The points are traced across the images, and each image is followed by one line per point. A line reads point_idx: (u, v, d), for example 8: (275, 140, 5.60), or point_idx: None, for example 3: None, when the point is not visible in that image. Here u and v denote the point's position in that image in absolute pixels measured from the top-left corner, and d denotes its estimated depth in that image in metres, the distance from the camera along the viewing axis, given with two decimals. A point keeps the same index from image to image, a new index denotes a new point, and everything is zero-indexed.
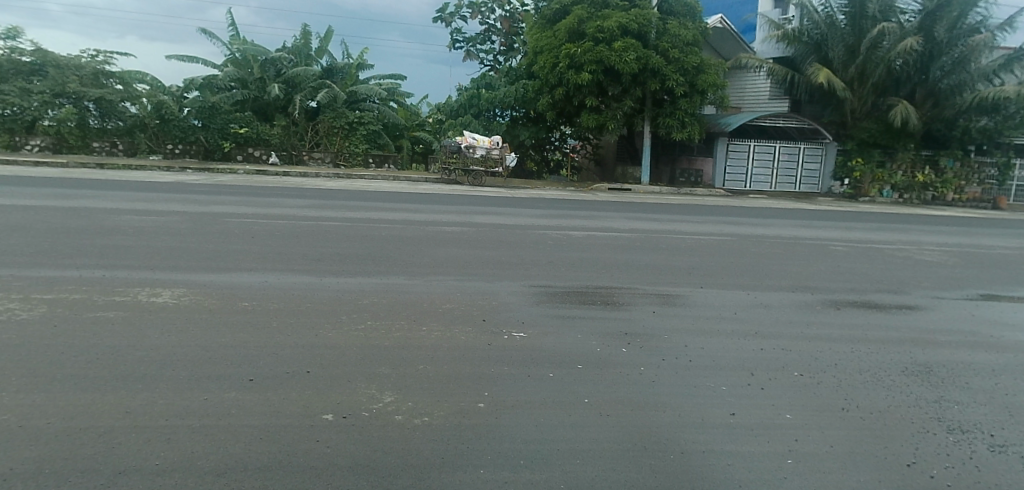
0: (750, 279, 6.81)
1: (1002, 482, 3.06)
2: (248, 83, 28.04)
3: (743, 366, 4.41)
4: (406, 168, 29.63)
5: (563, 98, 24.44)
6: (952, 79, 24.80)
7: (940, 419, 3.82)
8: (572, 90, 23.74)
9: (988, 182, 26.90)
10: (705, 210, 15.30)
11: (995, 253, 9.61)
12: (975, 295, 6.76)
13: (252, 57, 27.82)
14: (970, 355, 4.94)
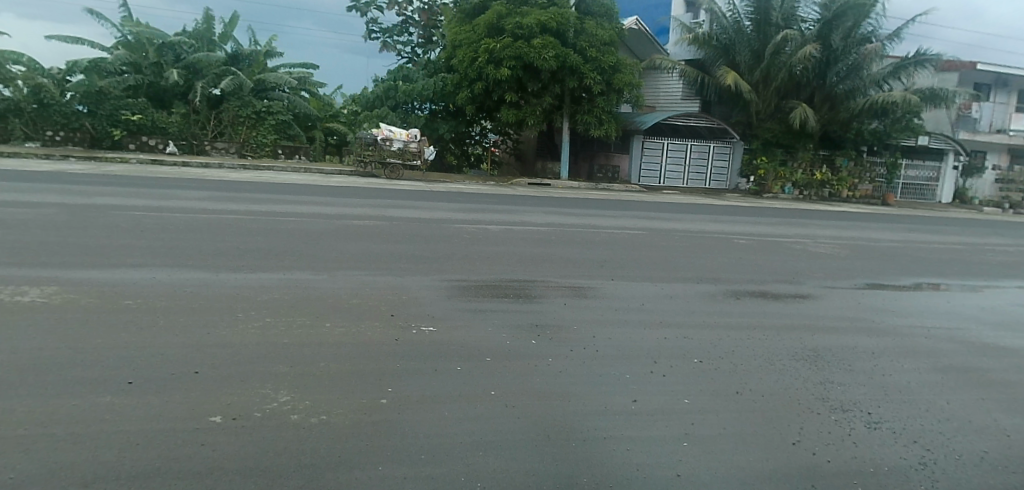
0: (660, 271, 7.04)
1: (872, 460, 3.55)
2: (143, 68, 26.37)
3: (647, 354, 4.55)
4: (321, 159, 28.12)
5: (482, 92, 24.52)
6: (847, 85, 26.85)
7: (825, 399, 4.22)
8: (491, 85, 23.90)
9: (878, 180, 29.40)
10: (620, 205, 15.76)
11: (878, 245, 10.49)
12: (861, 283, 7.34)
13: (147, 40, 25.99)
14: (852, 340, 5.37)
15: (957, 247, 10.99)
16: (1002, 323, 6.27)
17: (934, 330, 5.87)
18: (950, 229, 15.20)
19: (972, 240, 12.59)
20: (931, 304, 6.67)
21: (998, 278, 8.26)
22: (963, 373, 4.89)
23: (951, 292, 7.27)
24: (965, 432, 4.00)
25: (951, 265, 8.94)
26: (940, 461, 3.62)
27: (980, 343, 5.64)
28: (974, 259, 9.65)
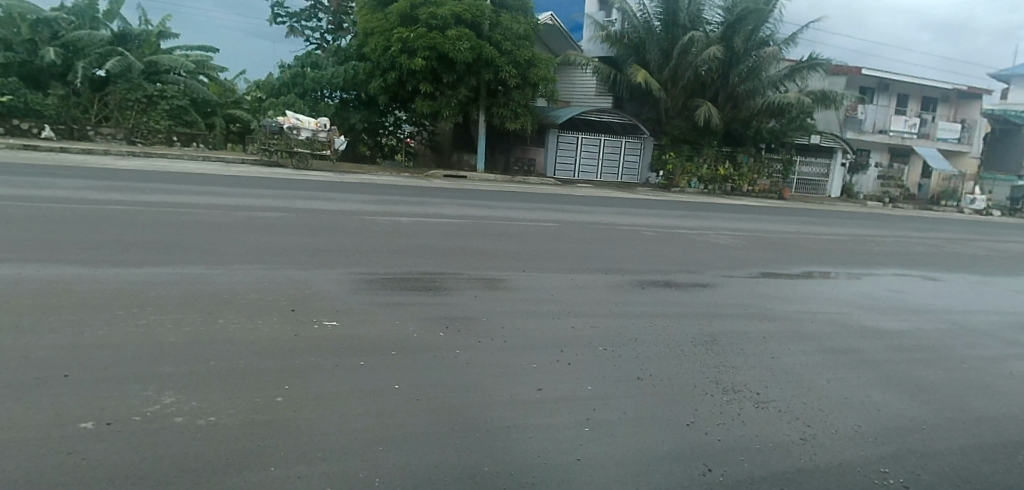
0: (570, 263, 7.20)
1: (756, 439, 3.85)
2: (14, 44, 24.35)
3: (553, 344, 4.64)
4: (222, 147, 26.86)
5: (395, 82, 24.20)
6: (748, 85, 28.37)
7: (718, 381, 4.52)
8: (405, 75, 23.65)
9: (775, 175, 31.53)
10: (535, 197, 15.99)
11: (773, 236, 11.19)
12: (756, 272, 7.80)
13: (16, 14, 24.34)
14: (745, 325, 5.73)
15: (842, 238, 11.90)
16: (877, 307, 6.89)
17: (818, 314, 6.37)
18: (838, 222, 16.44)
19: (855, 232, 13.67)
20: (817, 291, 7.21)
21: (876, 266, 9.05)
22: (841, 353, 5.38)
23: (835, 279, 7.87)
24: (839, 407, 4.43)
25: (837, 255, 9.69)
26: (818, 435, 4.01)
27: (857, 326, 6.19)
28: (856, 249, 10.50)
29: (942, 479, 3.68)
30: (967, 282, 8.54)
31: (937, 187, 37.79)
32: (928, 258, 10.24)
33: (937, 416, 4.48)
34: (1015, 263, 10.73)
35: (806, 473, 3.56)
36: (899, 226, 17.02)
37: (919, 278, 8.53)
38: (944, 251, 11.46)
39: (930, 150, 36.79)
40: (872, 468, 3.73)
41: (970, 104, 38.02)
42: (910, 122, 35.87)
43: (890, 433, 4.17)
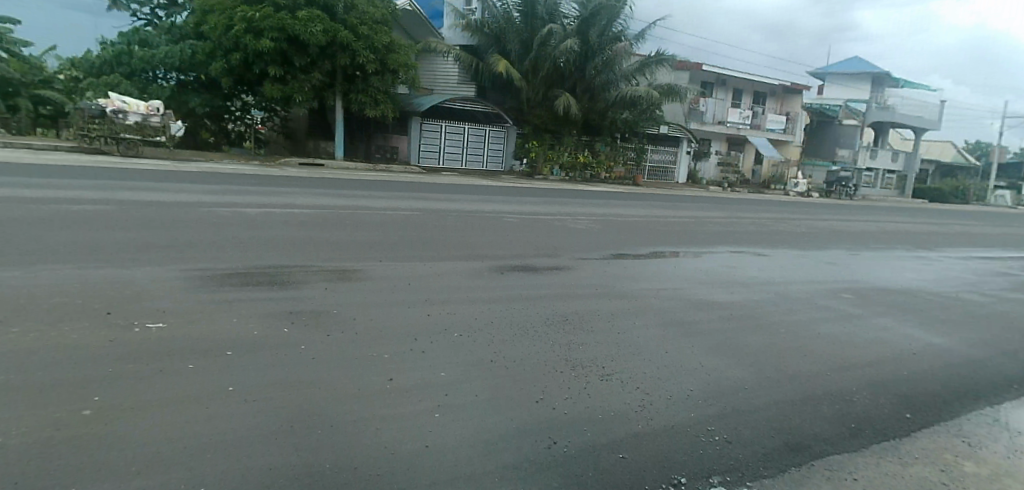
0: (429, 251, 7.20)
1: (600, 413, 4.19)
2: None
3: (407, 332, 4.64)
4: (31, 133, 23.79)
5: (240, 65, 22.92)
6: (603, 77, 29.93)
7: (568, 360, 4.85)
8: (251, 57, 22.44)
9: (630, 163, 33.83)
10: (398, 186, 15.89)
11: (625, 220, 11.91)
12: (608, 254, 8.27)
13: None
14: (596, 303, 6.12)
15: (684, 220, 12.92)
16: (715, 281, 7.60)
17: (662, 290, 6.91)
18: (681, 206, 17.82)
19: (695, 214, 14.91)
20: (663, 269, 7.81)
21: (714, 244, 9.95)
22: (679, 325, 5.95)
23: (678, 258, 8.57)
24: (677, 374, 5.01)
25: (681, 236, 10.53)
26: (655, 404, 4.49)
27: (696, 299, 6.82)
28: (697, 230, 11.47)
29: (757, 433, 4.41)
30: (789, 256, 9.65)
31: (767, 173, 42.17)
32: (756, 236, 11.42)
33: (757, 377, 5.23)
34: (824, 238, 12.26)
35: (645, 438, 4.05)
36: (732, 208, 18.82)
37: (750, 254, 9.52)
38: (771, 229, 12.84)
39: (761, 140, 40.75)
40: (702, 427, 4.35)
41: (793, 98, 43.07)
42: (745, 114, 39.78)
43: (718, 394, 4.84)
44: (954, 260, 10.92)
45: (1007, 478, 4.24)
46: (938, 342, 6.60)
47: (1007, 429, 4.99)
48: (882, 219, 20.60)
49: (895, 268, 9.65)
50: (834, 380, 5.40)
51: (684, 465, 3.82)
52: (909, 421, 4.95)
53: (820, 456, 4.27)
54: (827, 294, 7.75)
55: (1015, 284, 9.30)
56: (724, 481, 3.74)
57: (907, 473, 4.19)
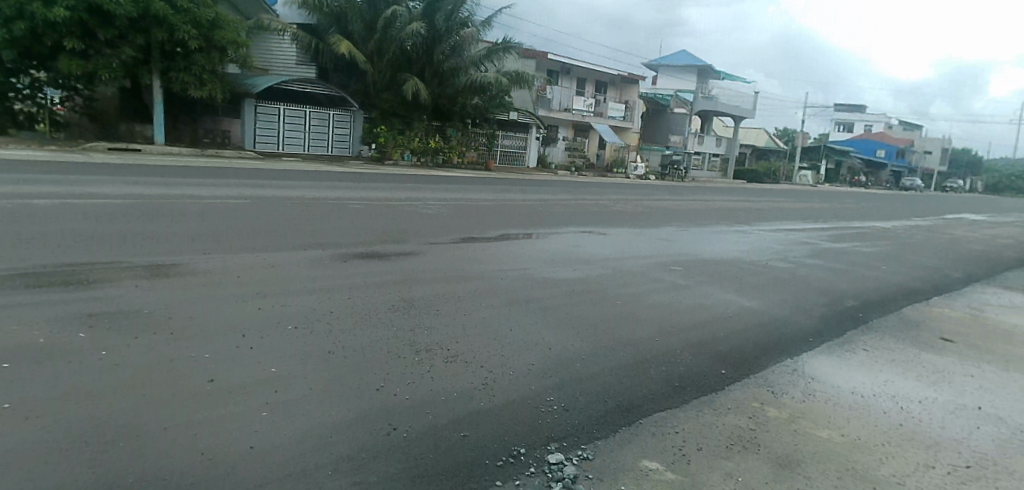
0: (263, 242, 7.10)
1: (438, 391, 4.40)
2: None
3: (235, 330, 4.66)
4: None
5: (27, 35, 20.48)
6: (451, 63, 30.18)
7: (412, 345, 5.06)
8: (42, 27, 20.21)
9: (482, 148, 34.35)
10: (231, 172, 14.97)
11: (475, 204, 12.16)
12: (458, 238, 8.51)
13: None
14: (438, 288, 6.45)
15: (533, 203, 13.43)
16: (557, 259, 8.11)
17: (509, 270, 7.37)
18: (528, 189, 18.51)
19: (541, 197, 15.61)
20: (511, 251, 8.20)
21: (560, 225, 10.48)
22: (520, 304, 6.44)
23: (527, 239, 8.96)
24: (517, 351, 5.37)
25: (532, 218, 10.96)
26: (496, 379, 4.77)
27: (539, 277, 7.32)
28: (545, 212, 11.98)
29: (592, 399, 4.76)
30: (629, 234, 10.38)
31: (610, 156, 44.59)
32: (599, 216, 12.18)
33: (592, 348, 5.73)
34: (660, 216, 13.31)
35: (486, 413, 4.20)
36: (577, 191, 19.89)
37: (593, 233, 10.13)
38: (611, 209, 13.79)
39: (603, 126, 43.55)
40: (542, 398, 4.61)
41: (631, 88, 46.21)
42: (589, 102, 42.00)
43: (556, 367, 5.21)
44: (765, 232, 12.37)
45: (800, 419, 4.90)
46: (750, 304, 7.49)
47: (803, 376, 5.78)
48: (708, 198, 22.91)
49: (719, 241, 10.75)
50: (660, 345, 6.02)
51: (525, 436, 4.01)
52: (725, 375, 5.60)
53: (646, 415, 4.67)
54: (660, 267, 8.46)
55: (813, 251, 10.73)
56: (561, 447, 3.96)
57: (721, 422, 4.70)
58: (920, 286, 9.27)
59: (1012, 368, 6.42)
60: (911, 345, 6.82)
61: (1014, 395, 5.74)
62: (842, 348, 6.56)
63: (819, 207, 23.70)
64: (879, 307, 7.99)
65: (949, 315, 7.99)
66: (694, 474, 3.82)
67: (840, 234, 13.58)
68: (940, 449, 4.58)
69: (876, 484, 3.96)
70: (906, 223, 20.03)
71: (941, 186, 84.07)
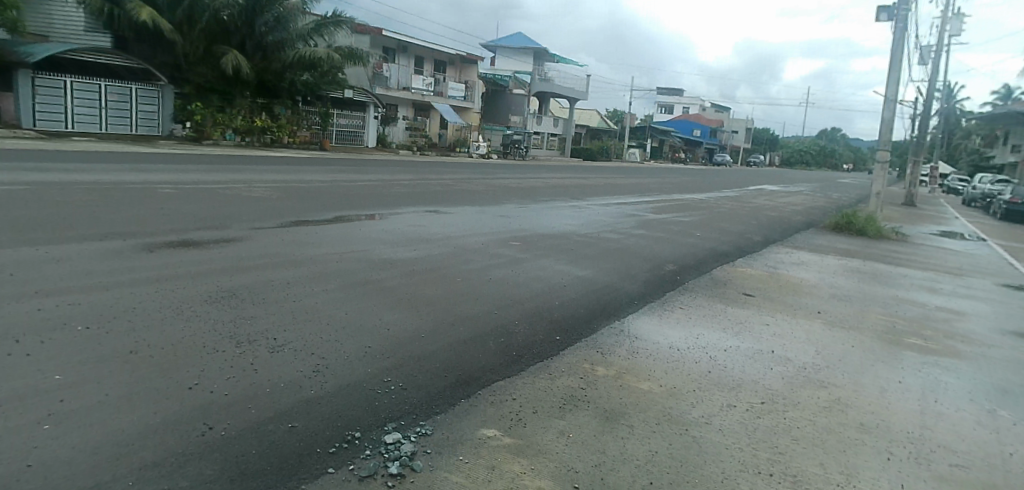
0: (53, 233, 6.37)
1: (262, 381, 4.19)
2: None
3: (6, 335, 4.12)
4: None
5: None
6: (275, 36, 29.48)
7: (232, 337, 4.77)
8: None
9: (314, 127, 33.64)
10: (8, 154, 13.09)
11: (306, 186, 11.72)
12: (287, 222, 8.40)
13: None
14: (261, 275, 6.25)
15: (370, 184, 13.19)
16: (394, 241, 8.17)
17: (343, 254, 7.39)
18: (364, 169, 18.26)
19: (377, 176, 15.47)
20: (347, 236, 8.10)
21: (399, 206, 10.46)
22: (354, 288, 6.37)
23: (364, 221, 8.98)
24: (352, 335, 5.25)
25: (368, 199, 10.85)
26: (329, 364, 4.63)
27: (375, 260, 7.34)
28: (383, 192, 11.86)
29: (429, 376, 4.78)
30: (469, 212, 10.60)
31: (452, 136, 45.17)
32: (441, 196, 12.28)
33: (431, 325, 5.77)
34: (498, 194, 13.74)
35: (318, 402, 4.05)
36: (412, 170, 19.91)
37: (435, 213, 10.23)
38: (448, 187, 14.02)
39: (444, 106, 43.75)
40: (378, 380, 4.54)
41: (469, 68, 47.06)
42: (427, 81, 41.83)
43: (393, 348, 5.16)
44: (597, 206, 13.24)
45: (625, 374, 5.32)
46: (582, 273, 7.98)
47: (628, 336, 6.26)
48: (542, 175, 24.12)
49: (556, 216, 11.30)
50: (497, 317, 6.23)
51: (360, 419, 3.93)
52: (558, 341, 5.91)
53: (484, 386, 4.78)
54: (499, 243, 8.74)
55: (639, 223, 11.64)
56: (398, 426, 3.94)
57: (554, 385, 4.95)
58: (730, 249, 10.42)
59: (799, 314, 7.48)
60: (720, 301, 7.68)
61: (798, 338, 6.68)
62: (662, 308, 7.22)
63: (641, 182, 25.85)
64: (694, 270, 8.88)
65: (750, 274, 9.09)
66: (528, 436, 3.99)
67: (662, 206, 14.88)
68: (740, 390, 5.20)
69: (687, 427, 4.40)
70: (714, 194, 22.52)
71: (747, 162, 95.28)
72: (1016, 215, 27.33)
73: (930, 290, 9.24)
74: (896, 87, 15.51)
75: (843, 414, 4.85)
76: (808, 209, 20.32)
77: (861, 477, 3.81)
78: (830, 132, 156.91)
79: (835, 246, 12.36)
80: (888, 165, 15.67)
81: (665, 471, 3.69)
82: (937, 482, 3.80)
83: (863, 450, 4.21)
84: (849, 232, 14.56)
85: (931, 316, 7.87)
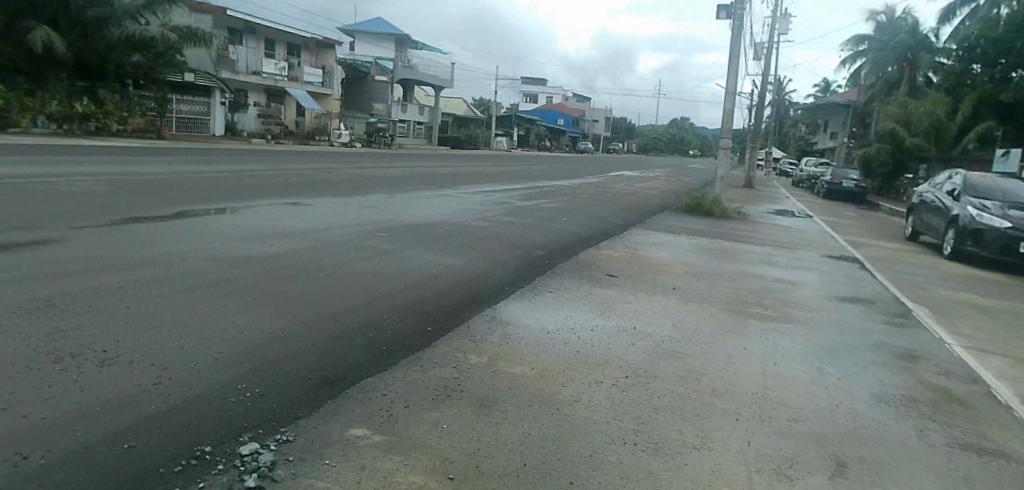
0: None
1: (91, 399, 3.65)
2: None
3: None
4: None
5: None
6: (97, 11, 27.25)
7: (51, 353, 4.13)
8: None
9: (149, 113, 30.22)
10: None
11: (141, 179, 10.57)
12: (119, 220, 7.52)
13: None
14: (88, 280, 5.52)
15: (218, 175, 12.19)
16: (247, 237, 7.60)
17: (190, 253, 6.73)
18: (209, 159, 16.85)
19: (226, 167, 14.34)
20: (193, 234, 7.42)
21: (253, 199, 9.76)
22: (202, 289, 5.80)
23: (212, 217, 8.27)
24: (201, 341, 4.76)
25: (216, 192, 10.01)
26: (173, 375, 4.15)
27: (227, 258, 6.76)
28: (234, 185, 11.01)
29: (291, 379, 4.44)
30: (331, 203, 10.13)
31: (310, 124, 42.42)
32: (300, 187, 11.63)
33: (292, 324, 5.40)
34: (362, 184, 13.28)
35: (161, 417, 3.60)
36: (265, 160, 18.71)
37: (293, 205, 9.65)
38: (307, 178, 13.34)
39: (299, 92, 41.64)
40: (231, 388, 4.13)
41: (327, 53, 44.98)
42: (280, 65, 39.65)
43: (248, 352, 4.74)
44: (465, 195, 13.23)
45: (498, 360, 5.31)
46: (451, 262, 7.89)
47: (500, 321, 6.28)
48: (407, 164, 23.76)
49: (425, 205, 11.13)
50: (364, 312, 5.96)
51: (212, 432, 3.54)
52: (430, 332, 5.77)
53: (352, 384, 4.53)
54: (365, 235, 8.43)
55: (508, 210, 11.77)
56: (256, 435, 3.59)
57: (427, 377, 4.81)
58: (594, 234, 10.86)
59: (658, 292, 7.94)
60: (585, 283, 7.95)
61: (658, 313, 7.09)
62: (533, 293, 7.33)
63: (506, 170, 26.31)
64: (561, 254, 9.12)
65: (613, 255, 9.52)
66: (400, 431, 3.83)
67: (528, 193, 15.21)
68: (607, 367, 5.39)
69: (559, 406, 4.47)
70: (576, 180, 23.47)
71: (608, 150, 100.49)
72: (836, 194, 31.18)
73: (769, 263, 10.22)
74: (735, 80, 16.98)
75: (698, 381, 5.20)
76: (661, 192, 21.80)
77: (713, 438, 4.09)
78: (681, 122, 169.68)
79: (688, 226, 13.33)
80: (730, 151, 17.16)
81: (538, 452, 3.71)
82: (778, 436, 4.17)
83: (716, 414, 4.52)
84: (699, 214, 15.79)
85: (770, 287, 8.71)
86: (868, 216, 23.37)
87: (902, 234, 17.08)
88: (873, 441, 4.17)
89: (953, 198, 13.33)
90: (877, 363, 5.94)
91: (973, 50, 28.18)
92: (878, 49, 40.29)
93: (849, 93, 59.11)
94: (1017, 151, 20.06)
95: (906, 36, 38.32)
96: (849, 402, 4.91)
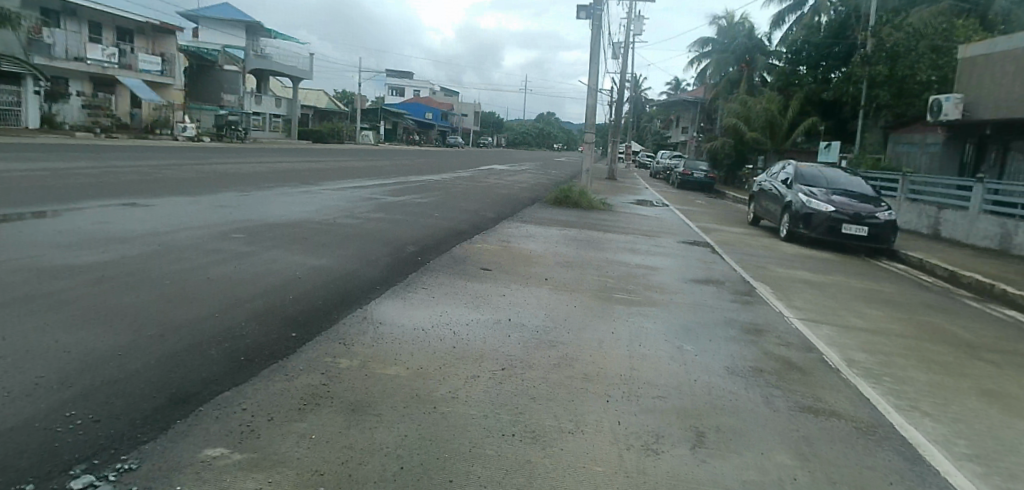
0: None
1: None
2: None
3: None
4: None
5: None
6: None
7: None
8: None
9: None
10: None
11: None
12: None
13: None
14: None
15: (36, 174, 10.66)
16: (76, 243, 6.69)
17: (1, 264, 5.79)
18: (23, 156, 14.69)
19: (45, 165, 12.57)
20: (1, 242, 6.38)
21: (79, 200, 8.62)
22: (17, 306, 4.99)
23: (28, 222, 7.18)
24: (15, 365, 4.08)
25: (33, 193, 8.72)
26: None
27: (51, 269, 5.90)
28: (56, 185, 9.67)
29: (131, 400, 3.92)
30: (178, 204, 9.22)
31: (149, 116, 38.97)
32: (140, 186, 10.48)
33: (132, 340, 4.79)
34: (214, 181, 12.24)
35: None
36: (94, 156, 16.67)
37: (131, 207, 8.66)
38: (147, 176, 12.05)
39: (133, 80, 37.63)
40: (57, 416, 3.57)
41: (166, 39, 41.04)
42: (108, 51, 35.50)
43: (77, 374, 4.13)
44: (330, 191, 12.64)
45: (371, 362, 5.08)
46: (317, 262, 7.47)
47: (371, 322, 6.03)
48: (262, 159, 22.31)
49: (287, 203, 10.48)
50: (219, 321, 5.44)
51: (33, 468, 3.02)
52: (294, 338, 5.39)
53: (206, 400, 4.10)
54: (218, 237, 7.75)
55: (377, 207, 11.40)
56: (90, 467, 3.11)
57: (293, 386, 4.48)
58: (467, 228, 10.83)
59: (531, 283, 8.07)
60: (459, 278, 7.89)
61: (531, 304, 7.20)
62: (406, 290, 7.13)
63: (370, 165, 25.56)
64: (435, 250, 8.99)
65: (486, 249, 9.54)
66: (262, 447, 3.52)
67: (397, 188, 14.88)
68: (483, 361, 5.35)
69: (435, 404, 4.35)
70: (446, 174, 23.35)
71: (478, 144, 101.28)
72: (689, 184, 33.78)
73: (633, 251, 10.79)
74: (596, 77, 17.77)
75: (571, 368, 5.33)
76: (529, 185, 22.33)
77: (587, 422, 4.19)
78: (546, 117, 175.07)
79: (557, 218, 13.73)
80: (594, 145, 17.92)
81: (415, 453, 3.58)
82: (647, 414, 4.37)
83: (589, 398, 4.65)
84: (567, 206, 16.34)
85: (634, 273, 9.19)
86: (716, 203, 25.56)
87: (746, 220, 18.83)
88: (727, 411, 4.49)
89: (786, 187, 14.92)
90: (729, 339, 6.44)
91: (800, 54, 32.62)
92: (721, 49, 44.47)
93: (696, 92, 64.33)
94: (837, 143, 22.87)
95: (745, 39, 42.77)
96: (705, 377, 5.27)
